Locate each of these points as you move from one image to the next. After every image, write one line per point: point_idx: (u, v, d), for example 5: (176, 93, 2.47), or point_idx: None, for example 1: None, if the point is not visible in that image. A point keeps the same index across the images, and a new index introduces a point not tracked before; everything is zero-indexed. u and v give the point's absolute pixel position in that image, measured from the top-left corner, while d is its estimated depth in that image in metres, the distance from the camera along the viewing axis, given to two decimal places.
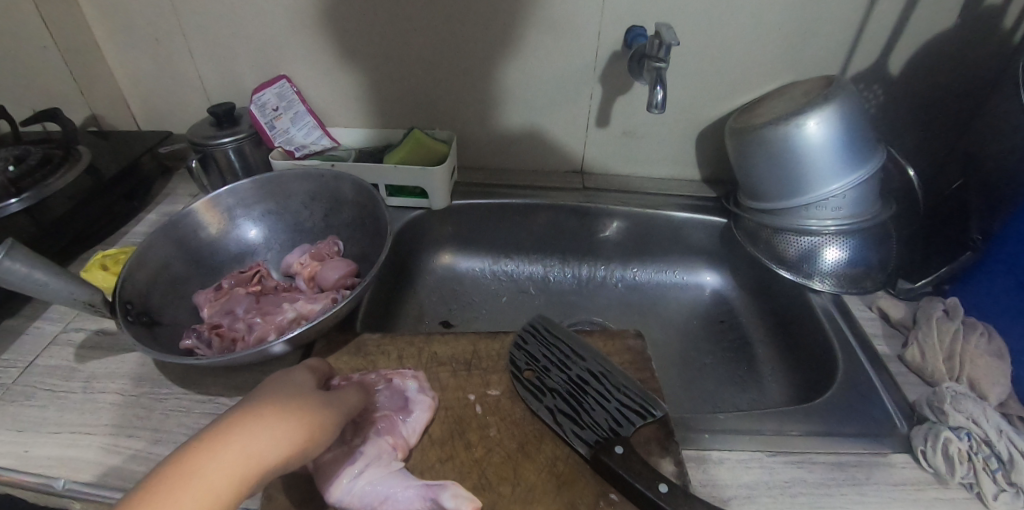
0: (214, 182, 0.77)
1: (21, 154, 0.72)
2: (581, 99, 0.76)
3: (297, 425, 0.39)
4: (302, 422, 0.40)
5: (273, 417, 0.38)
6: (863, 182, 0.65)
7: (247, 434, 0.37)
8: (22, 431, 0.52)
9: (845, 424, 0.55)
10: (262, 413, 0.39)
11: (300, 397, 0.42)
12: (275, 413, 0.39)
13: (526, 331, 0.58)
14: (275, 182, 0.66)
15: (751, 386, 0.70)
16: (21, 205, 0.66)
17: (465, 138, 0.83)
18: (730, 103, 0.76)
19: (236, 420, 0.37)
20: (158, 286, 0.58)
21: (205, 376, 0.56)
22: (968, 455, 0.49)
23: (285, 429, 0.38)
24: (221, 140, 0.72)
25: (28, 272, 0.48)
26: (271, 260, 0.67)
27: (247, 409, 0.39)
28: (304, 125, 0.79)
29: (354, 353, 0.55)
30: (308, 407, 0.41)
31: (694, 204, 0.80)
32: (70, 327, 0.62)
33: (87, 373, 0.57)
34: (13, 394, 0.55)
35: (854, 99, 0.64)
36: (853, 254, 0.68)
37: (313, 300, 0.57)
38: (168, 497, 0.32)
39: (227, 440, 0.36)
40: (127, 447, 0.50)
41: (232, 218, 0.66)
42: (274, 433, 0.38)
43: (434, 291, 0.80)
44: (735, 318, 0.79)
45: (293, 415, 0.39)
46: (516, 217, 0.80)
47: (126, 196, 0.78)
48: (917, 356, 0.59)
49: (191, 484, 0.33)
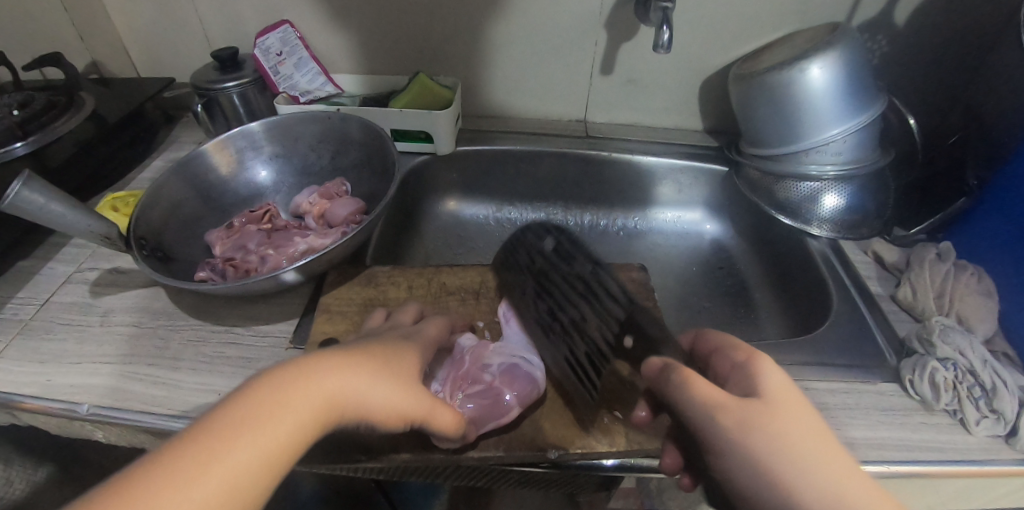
0: (219, 128, 0.78)
1: (24, 100, 0.71)
2: (586, 47, 0.76)
3: (395, 399, 0.37)
4: (400, 400, 0.37)
5: (374, 389, 0.36)
6: (865, 128, 0.66)
7: (349, 385, 0.34)
8: (43, 362, 0.53)
9: (838, 357, 0.57)
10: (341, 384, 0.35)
11: (404, 375, 0.39)
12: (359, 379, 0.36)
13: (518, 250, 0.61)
14: (282, 124, 0.66)
15: (748, 327, 0.72)
16: (26, 150, 0.66)
17: (469, 88, 0.83)
18: (734, 52, 0.76)
19: (344, 368, 0.35)
20: (171, 224, 0.59)
21: (220, 308, 0.57)
22: (953, 384, 0.51)
23: (382, 396, 0.36)
24: (224, 83, 0.72)
25: (44, 203, 0.48)
26: (280, 201, 0.68)
27: (345, 358, 0.36)
28: (308, 71, 0.78)
29: (366, 284, 0.56)
30: (402, 392, 0.37)
31: (695, 153, 0.81)
32: (84, 267, 0.63)
33: (103, 307, 0.58)
34: (33, 328, 0.56)
35: (858, 45, 0.65)
36: (851, 200, 0.69)
37: (325, 236, 0.58)
38: (255, 420, 0.30)
39: (333, 386, 0.34)
40: (150, 374, 0.52)
41: (241, 161, 0.66)
42: (365, 405, 0.35)
43: (439, 236, 0.81)
44: (734, 264, 0.81)
45: (380, 395, 0.36)
46: (520, 163, 0.81)
47: (131, 142, 0.77)
48: (909, 294, 0.61)
49: (285, 414, 0.31)
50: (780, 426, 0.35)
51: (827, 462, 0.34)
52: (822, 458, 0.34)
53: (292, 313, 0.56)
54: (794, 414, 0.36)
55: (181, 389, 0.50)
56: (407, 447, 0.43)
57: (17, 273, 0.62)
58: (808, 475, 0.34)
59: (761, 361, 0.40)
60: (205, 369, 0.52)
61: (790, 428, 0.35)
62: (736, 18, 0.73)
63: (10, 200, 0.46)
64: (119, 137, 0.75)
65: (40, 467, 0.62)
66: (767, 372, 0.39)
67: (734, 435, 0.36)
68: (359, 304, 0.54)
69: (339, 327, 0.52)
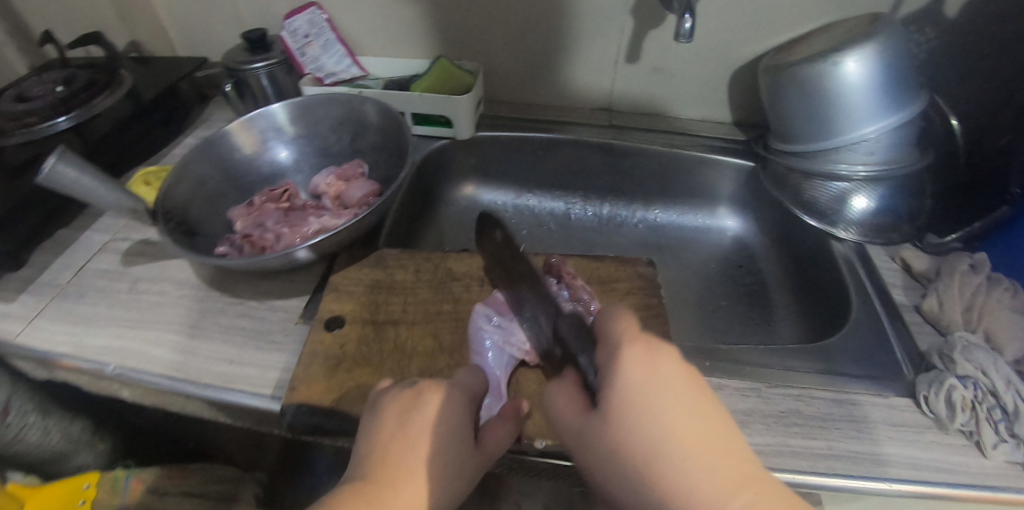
0: (247, 107, 0.80)
1: (69, 77, 0.76)
2: (612, 33, 0.74)
3: None
4: None
5: None
6: (901, 126, 0.62)
7: None
8: (76, 325, 0.57)
9: (851, 366, 0.55)
10: (389, 445, 0.39)
11: None
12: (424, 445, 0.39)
13: (500, 229, 0.51)
14: (305, 105, 0.68)
15: (762, 329, 0.71)
16: (68, 123, 0.70)
17: (492, 73, 0.83)
18: (767, 42, 0.72)
19: None
20: (197, 199, 0.62)
21: (237, 281, 0.60)
22: (972, 404, 0.49)
23: None
24: (253, 65, 0.74)
25: (76, 177, 0.52)
26: (300, 181, 0.70)
27: None
28: (334, 53, 0.79)
29: (374, 265, 0.57)
30: None
31: (721, 146, 0.79)
32: (116, 237, 0.67)
33: (132, 275, 0.62)
34: (69, 292, 0.60)
35: (900, 38, 0.61)
36: (882, 201, 0.66)
37: (338, 216, 0.60)
38: None
39: None
40: (168, 341, 0.55)
41: (264, 141, 0.69)
42: None
43: (456, 220, 0.82)
44: (754, 263, 0.78)
45: None
46: (541, 150, 0.80)
47: (166, 119, 0.80)
48: (935, 306, 0.58)
49: None
50: (624, 434, 0.35)
51: (702, 459, 0.33)
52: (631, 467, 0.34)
53: (302, 290, 0.58)
54: (625, 426, 0.35)
55: (197, 357, 0.53)
56: None
57: (55, 242, 0.66)
58: (668, 476, 0.33)
59: (609, 360, 0.37)
60: (218, 339, 0.54)
61: (664, 426, 0.34)
62: (770, 5, 0.69)
63: (47, 174, 0.49)
64: (154, 114, 0.78)
65: (74, 420, 0.68)
66: (630, 366, 0.36)
67: (591, 433, 0.36)
68: (366, 285, 0.55)
69: (347, 306, 0.53)
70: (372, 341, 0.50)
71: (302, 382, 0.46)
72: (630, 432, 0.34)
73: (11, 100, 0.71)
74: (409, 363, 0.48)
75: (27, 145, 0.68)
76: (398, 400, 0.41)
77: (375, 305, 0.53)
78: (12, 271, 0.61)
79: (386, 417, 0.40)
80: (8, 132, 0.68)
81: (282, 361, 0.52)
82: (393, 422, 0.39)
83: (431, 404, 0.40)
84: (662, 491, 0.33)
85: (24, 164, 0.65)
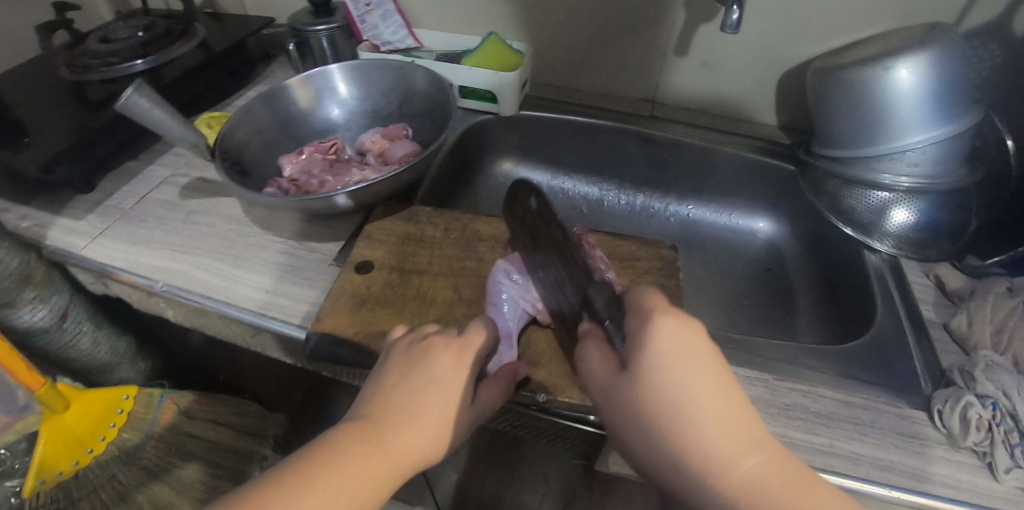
0: (307, 67, 0.84)
1: (150, 24, 0.82)
2: (662, 24, 0.75)
3: None
4: None
5: None
6: (951, 139, 0.60)
7: None
8: (134, 245, 0.62)
9: (867, 373, 0.54)
10: (393, 391, 0.40)
11: None
12: (429, 399, 0.39)
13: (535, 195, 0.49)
14: (360, 67, 0.72)
15: (782, 332, 0.70)
16: (145, 66, 0.77)
17: (541, 56, 0.85)
18: (820, 46, 0.71)
19: None
20: (253, 144, 0.67)
21: (280, 222, 0.64)
22: (987, 424, 0.47)
23: None
24: (316, 27, 0.78)
25: (148, 107, 0.56)
26: (348, 138, 0.74)
27: None
28: (392, 23, 0.83)
29: (407, 220, 0.59)
30: None
31: (762, 147, 0.78)
32: (177, 173, 0.72)
33: (187, 208, 0.67)
34: (131, 216, 0.66)
35: (959, 48, 0.59)
36: (922, 215, 0.64)
37: (378, 171, 0.63)
38: None
39: None
40: (213, 268, 0.59)
41: (320, 98, 0.73)
42: None
43: (491, 194, 0.85)
44: (783, 268, 0.78)
45: None
46: (581, 134, 0.82)
47: (232, 71, 0.85)
48: (963, 325, 0.56)
49: None
50: (657, 397, 0.35)
51: (728, 431, 0.34)
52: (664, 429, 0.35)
53: (337, 236, 0.62)
54: (662, 390, 0.35)
55: (236, 284, 0.57)
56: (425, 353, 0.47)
57: (122, 172, 0.72)
58: (697, 442, 0.34)
59: (654, 324, 0.36)
60: (256, 271, 0.58)
61: (693, 395, 0.35)
62: (827, 8, 0.68)
63: (124, 101, 0.54)
64: (222, 65, 0.83)
65: (121, 337, 0.74)
66: (663, 336, 0.36)
67: (624, 395, 0.37)
68: (397, 237, 0.57)
69: (377, 253, 0.56)
70: (396, 286, 0.52)
71: (328, 315, 0.50)
72: (660, 397, 0.35)
73: (97, 40, 0.79)
74: (428, 309, 0.50)
75: (107, 83, 0.75)
76: (405, 354, 0.42)
77: (403, 254, 0.56)
78: (83, 193, 0.67)
79: (392, 366, 0.41)
80: (93, 69, 0.75)
81: (312, 297, 0.55)
82: (399, 371, 0.41)
83: (436, 359, 0.41)
84: (686, 455, 0.34)
85: (104, 98, 0.72)
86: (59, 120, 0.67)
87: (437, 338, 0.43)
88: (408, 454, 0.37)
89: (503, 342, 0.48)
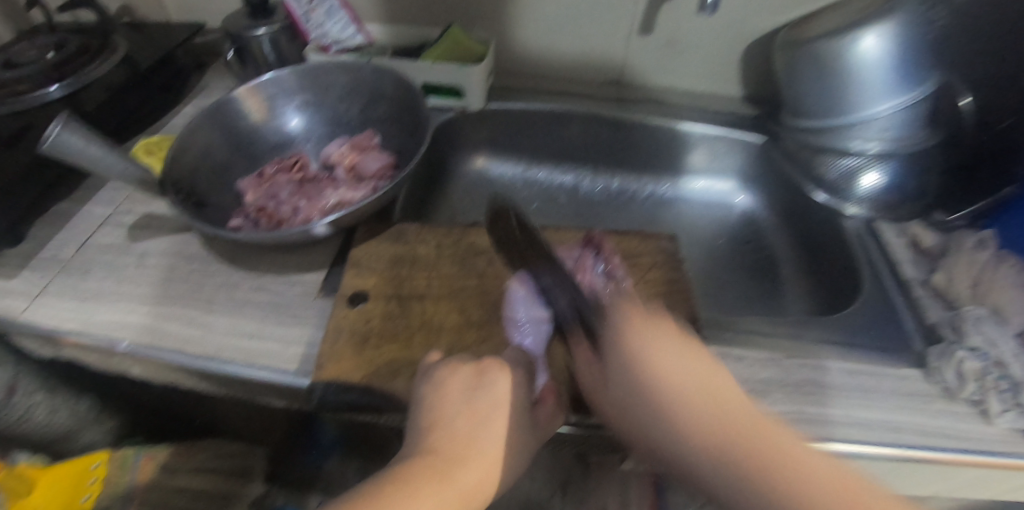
0: (249, 75, 0.77)
1: (61, 44, 0.73)
2: (626, 3, 0.73)
3: None
4: None
5: None
6: (914, 105, 0.63)
7: None
8: (84, 300, 0.55)
9: (864, 337, 0.56)
10: (457, 419, 0.39)
11: None
12: (496, 425, 0.40)
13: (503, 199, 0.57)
14: (316, 73, 0.67)
15: (772, 302, 0.72)
16: (62, 91, 0.68)
17: (502, 44, 0.81)
18: (782, 16, 0.72)
19: None
20: (204, 169, 0.61)
21: (252, 254, 0.58)
22: (979, 375, 0.49)
23: None
24: (256, 30, 0.71)
25: (83, 145, 0.49)
26: (310, 151, 0.69)
27: None
28: (339, 20, 0.75)
29: (395, 239, 0.57)
30: None
31: (731, 121, 0.79)
32: (119, 210, 0.64)
33: (139, 250, 0.60)
34: (73, 267, 0.58)
35: (917, 14, 0.60)
36: (892, 178, 0.66)
37: (355, 188, 0.59)
38: None
39: None
40: (181, 315, 0.53)
41: (273, 108, 0.67)
42: None
43: (466, 193, 0.82)
44: (762, 239, 0.79)
45: None
46: (552, 122, 0.80)
47: (163, 87, 0.76)
48: (943, 280, 0.58)
49: None
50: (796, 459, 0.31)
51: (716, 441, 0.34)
52: (653, 367, 0.37)
53: (319, 264, 0.57)
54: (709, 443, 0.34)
55: (214, 331, 0.52)
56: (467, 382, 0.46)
57: (51, 216, 0.63)
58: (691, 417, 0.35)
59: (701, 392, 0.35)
60: (234, 315, 0.53)
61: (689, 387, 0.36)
62: None
63: (50, 142, 0.47)
64: (152, 81, 0.74)
65: (82, 397, 0.67)
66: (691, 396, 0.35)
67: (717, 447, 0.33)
68: (388, 260, 0.55)
69: (369, 282, 0.53)
70: (397, 316, 0.50)
71: (329, 358, 0.46)
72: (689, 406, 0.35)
73: (1, 66, 0.69)
74: (438, 338, 0.48)
75: (17, 114, 0.66)
76: (465, 376, 0.42)
77: (401, 279, 0.53)
78: (10, 246, 0.59)
79: (451, 386, 0.41)
80: None
81: (305, 336, 0.51)
82: (460, 398, 0.40)
83: (497, 383, 0.42)
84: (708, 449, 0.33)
85: (16, 132, 0.63)
86: None
87: (491, 364, 0.43)
88: (477, 486, 0.37)
89: (538, 366, 0.47)
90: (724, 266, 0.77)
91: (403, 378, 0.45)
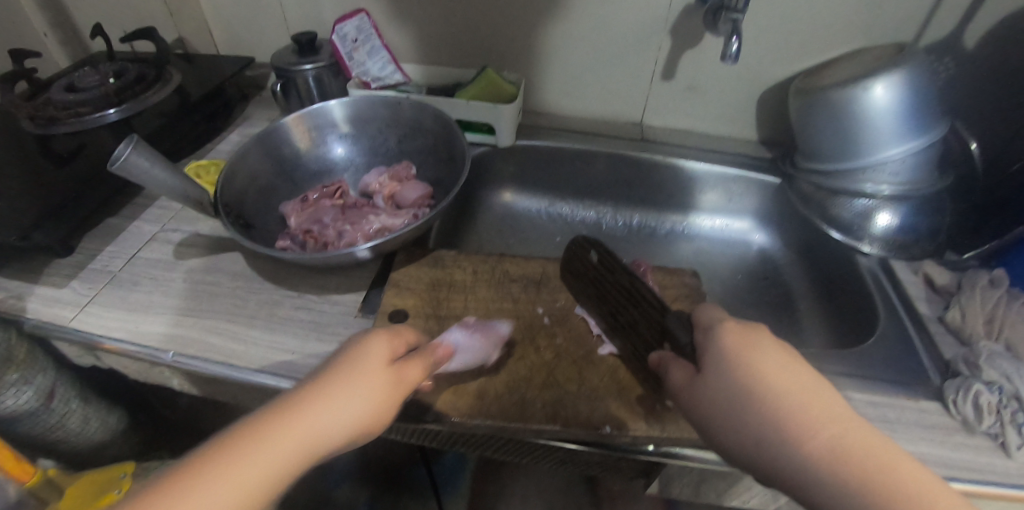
0: (292, 107, 0.82)
1: (119, 70, 0.78)
2: (650, 50, 0.78)
3: None
4: None
5: None
6: (923, 150, 0.66)
7: None
8: (133, 311, 0.58)
9: (882, 370, 0.57)
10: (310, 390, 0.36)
11: None
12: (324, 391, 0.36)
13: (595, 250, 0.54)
14: (359, 107, 0.71)
15: (790, 337, 0.73)
16: (118, 115, 0.73)
17: (531, 85, 0.86)
18: (796, 66, 0.77)
19: None
20: (251, 193, 0.64)
21: (294, 274, 0.61)
22: (996, 408, 0.50)
23: None
24: (303, 66, 0.76)
25: (147, 166, 0.53)
26: (349, 180, 0.73)
27: None
28: (379, 59, 0.81)
29: (432, 265, 0.60)
30: None
31: (746, 162, 0.83)
32: (167, 228, 0.68)
33: (186, 266, 0.63)
34: (122, 280, 0.61)
35: (925, 66, 0.64)
36: (904, 219, 0.68)
37: (395, 216, 0.63)
38: None
39: None
40: (225, 329, 0.56)
41: (318, 138, 0.71)
42: None
43: (493, 224, 0.86)
44: (779, 275, 0.82)
45: None
46: (573, 160, 0.84)
47: (210, 115, 0.81)
48: (958, 318, 0.60)
49: None
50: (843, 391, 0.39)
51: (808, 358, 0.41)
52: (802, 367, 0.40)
53: (358, 286, 0.60)
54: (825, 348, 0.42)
55: (257, 346, 0.54)
56: (488, 395, 0.48)
57: (101, 231, 0.67)
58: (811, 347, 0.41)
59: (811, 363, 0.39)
60: (276, 330, 0.55)
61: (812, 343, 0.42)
62: (801, 32, 0.73)
63: (121, 163, 0.51)
64: (201, 110, 0.79)
65: (111, 409, 0.68)
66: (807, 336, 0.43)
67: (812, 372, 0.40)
68: (426, 283, 0.58)
69: (408, 301, 0.56)
70: (434, 335, 0.52)
71: None
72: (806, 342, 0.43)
73: (63, 90, 0.74)
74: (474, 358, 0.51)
75: (75, 135, 0.70)
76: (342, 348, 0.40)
77: (439, 302, 0.56)
78: (63, 257, 0.62)
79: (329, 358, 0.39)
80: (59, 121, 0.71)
81: None
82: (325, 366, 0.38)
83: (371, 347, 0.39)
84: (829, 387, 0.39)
85: (75, 152, 0.67)
86: (30, 178, 0.62)
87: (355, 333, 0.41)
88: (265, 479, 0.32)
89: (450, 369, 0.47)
90: (739, 301, 0.80)
91: (439, 396, 0.47)
